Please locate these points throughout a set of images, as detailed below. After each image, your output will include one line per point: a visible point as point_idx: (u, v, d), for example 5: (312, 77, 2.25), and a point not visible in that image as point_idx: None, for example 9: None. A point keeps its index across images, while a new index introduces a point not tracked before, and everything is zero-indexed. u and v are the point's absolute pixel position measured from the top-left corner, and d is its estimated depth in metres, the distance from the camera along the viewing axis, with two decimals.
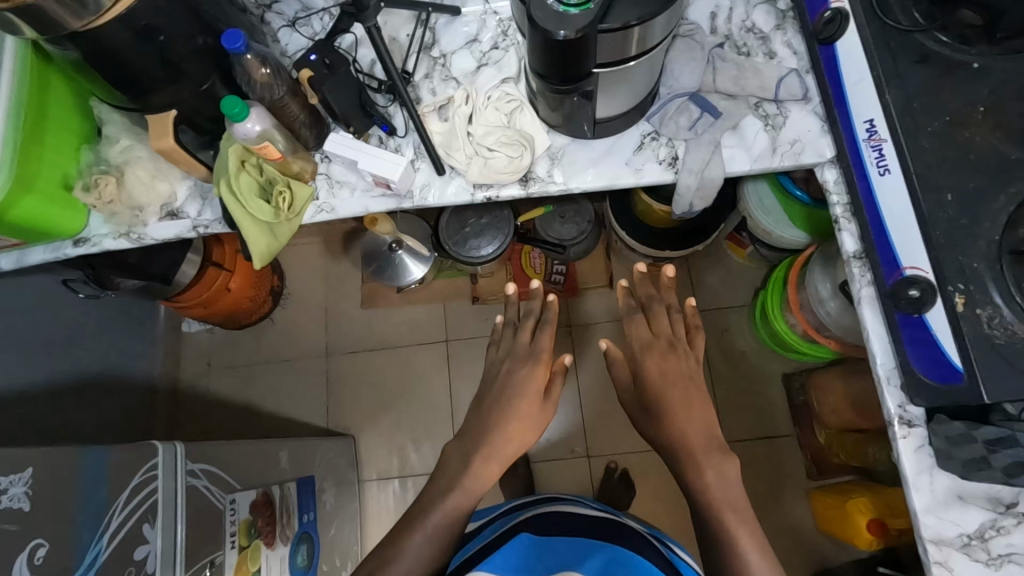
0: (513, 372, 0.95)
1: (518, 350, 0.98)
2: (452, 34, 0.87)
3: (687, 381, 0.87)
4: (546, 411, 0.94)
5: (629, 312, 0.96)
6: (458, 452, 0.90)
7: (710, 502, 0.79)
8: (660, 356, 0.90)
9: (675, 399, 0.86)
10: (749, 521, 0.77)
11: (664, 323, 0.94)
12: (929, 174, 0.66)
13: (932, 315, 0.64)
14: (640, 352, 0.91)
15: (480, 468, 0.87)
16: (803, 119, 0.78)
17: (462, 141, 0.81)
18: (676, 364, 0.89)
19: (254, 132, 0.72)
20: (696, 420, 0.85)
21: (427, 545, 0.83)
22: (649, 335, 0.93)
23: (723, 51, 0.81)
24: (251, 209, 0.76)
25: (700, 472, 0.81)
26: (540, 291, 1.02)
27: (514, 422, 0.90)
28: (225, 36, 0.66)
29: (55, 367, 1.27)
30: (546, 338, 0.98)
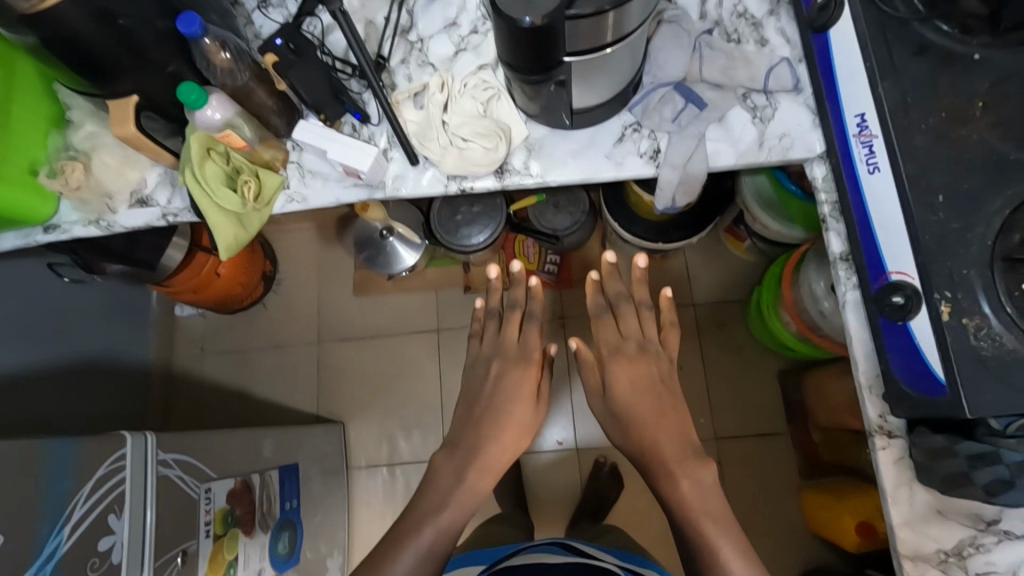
0: (503, 373, 0.90)
1: (506, 345, 0.92)
2: (430, 19, 0.83)
3: (653, 387, 0.85)
4: (537, 414, 0.91)
5: (601, 314, 0.92)
6: (448, 464, 0.87)
7: (687, 512, 0.78)
8: (629, 363, 0.87)
9: (647, 408, 0.84)
10: (722, 523, 0.76)
11: (633, 324, 0.90)
12: (922, 173, 0.62)
13: (916, 323, 0.60)
14: (611, 356, 0.88)
15: (481, 480, 0.86)
16: (793, 111, 0.74)
17: (436, 130, 0.78)
18: (639, 371, 0.86)
19: (216, 120, 0.71)
20: (666, 428, 0.83)
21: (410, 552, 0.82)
22: (618, 338, 0.89)
23: (711, 38, 0.77)
24: (217, 198, 0.74)
25: (674, 484, 0.79)
26: (522, 277, 0.95)
27: (509, 433, 0.87)
28: (180, 19, 0.63)
29: (44, 349, 1.27)
30: (531, 335, 0.93)
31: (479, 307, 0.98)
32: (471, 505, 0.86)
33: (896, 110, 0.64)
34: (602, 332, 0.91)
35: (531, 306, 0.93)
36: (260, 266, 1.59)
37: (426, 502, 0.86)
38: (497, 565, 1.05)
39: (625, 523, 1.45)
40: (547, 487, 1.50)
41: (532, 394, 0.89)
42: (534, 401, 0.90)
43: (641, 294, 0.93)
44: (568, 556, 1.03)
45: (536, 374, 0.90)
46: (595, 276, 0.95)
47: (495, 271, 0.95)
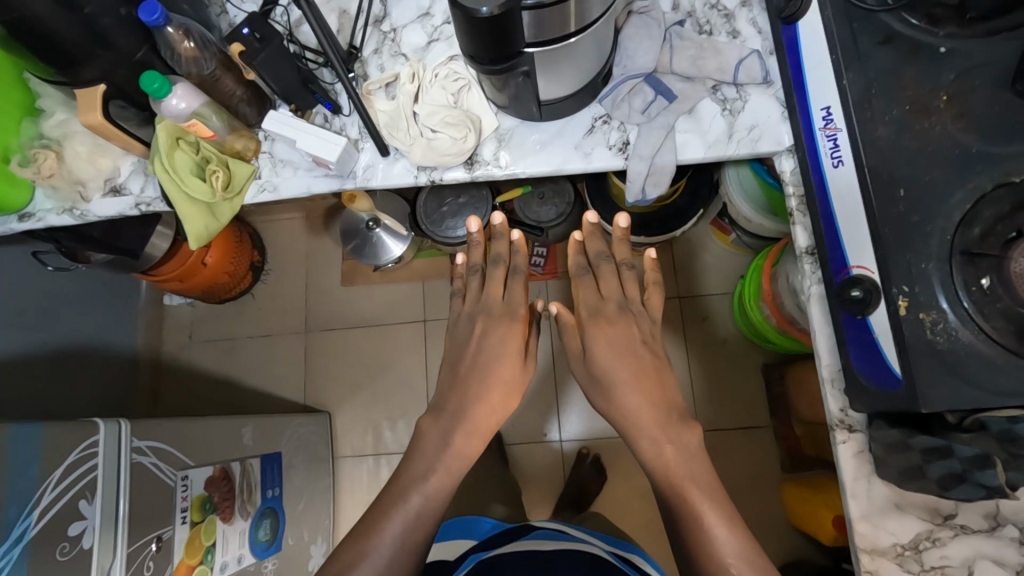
0: (489, 330, 0.88)
1: (490, 300, 0.90)
2: (403, 8, 0.83)
3: (632, 349, 0.86)
4: (524, 377, 0.88)
5: (580, 276, 0.94)
6: (435, 428, 0.84)
7: (672, 479, 0.76)
8: (605, 324, 0.88)
9: (625, 370, 0.84)
10: (706, 489, 0.75)
11: (609, 287, 0.91)
12: (883, 166, 0.62)
13: (875, 317, 0.60)
14: (593, 324, 0.88)
15: (468, 443, 0.82)
16: (762, 103, 0.73)
17: (406, 120, 0.78)
18: (616, 334, 0.87)
19: (180, 109, 0.72)
20: (642, 395, 0.82)
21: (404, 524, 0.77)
22: (598, 297, 0.91)
23: (682, 29, 0.76)
24: (185, 187, 0.74)
25: (659, 449, 0.79)
26: (504, 231, 0.93)
27: (496, 390, 0.85)
28: (142, 7, 0.63)
29: (31, 338, 1.28)
30: (515, 293, 0.91)
31: (460, 260, 0.96)
32: (458, 470, 0.82)
33: (859, 103, 0.64)
34: (581, 289, 0.93)
35: (516, 258, 0.93)
36: (247, 254, 1.59)
37: (414, 467, 0.82)
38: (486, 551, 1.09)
39: (607, 515, 1.46)
40: (530, 477, 1.52)
41: (519, 346, 0.87)
42: (520, 357, 0.87)
43: (621, 252, 0.96)
44: (555, 543, 1.06)
45: (523, 331, 0.88)
46: (578, 237, 0.97)
47: (476, 224, 0.94)
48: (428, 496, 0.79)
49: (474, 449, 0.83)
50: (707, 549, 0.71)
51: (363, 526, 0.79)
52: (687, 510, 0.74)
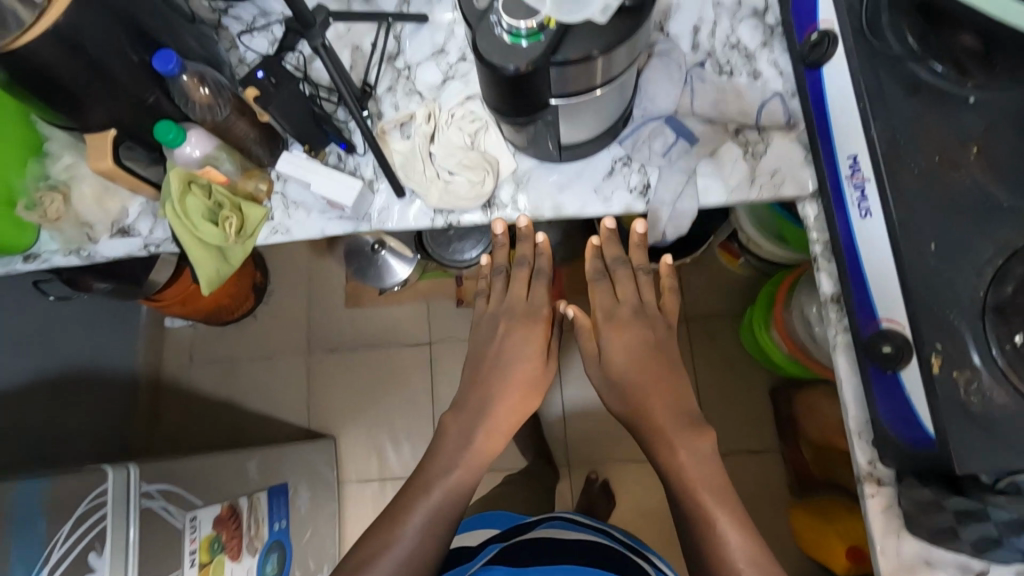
0: (508, 332, 0.86)
1: (510, 302, 0.87)
2: (418, 45, 0.82)
3: (648, 355, 0.82)
4: (540, 381, 0.86)
5: (597, 280, 0.88)
6: (455, 425, 0.84)
7: (684, 481, 0.75)
8: (623, 330, 0.84)
9: (638, 373, 0.82)
10: (716, 490, 0.74)
11: (625, 291, 0.86)
12: (913, 219, 0.60)
13: (906, 373, 0.60)
14: (610, 328, 0.84)
15: (487, 443, 0.83)
16: (785, 147, 0.72)
17: (422, 161, 0.76)
18: (631, 337, 0.83)
19: (194, 157, 0.70)
20: (658, 400, 0.80)
21: (424, 519, 0.78)
22: (612, 301, 0.86)
23: (703, 70, 0.76)
24: (198, 232, 0.72)
25: (671, 452, 0.77)
26: (529, 234, 0.86)
27: (514, 391, 0.84)
28: (156, 56, 0.61)
29: (32, 366, 1.25)
30: (538, 293, 0.87)
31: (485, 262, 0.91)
32: (480, 465, 0.83)
33: (889, 153, 0.62)
34: (597, 294, 0.87)
35: (539, 261, 0.87)
36: (248, 276, 1.54)
37: (433, 495, 0.80)
38: (506, 538, 0.99)
39: None
40: None
41: (540, 349, 0.85)
42: (542, 358, 0.85)
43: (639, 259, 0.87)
44: (584, 535, 0.96)
45: (545, 336, 0.85)
46: (595, 242, 0.89)
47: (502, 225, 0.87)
48: (446, 494, 0.80)
49: (495, 445, 0.84)
50: (716, 551, 0.71)
51: (392, 510, 0.79)
52: (699, 512, 0.74)
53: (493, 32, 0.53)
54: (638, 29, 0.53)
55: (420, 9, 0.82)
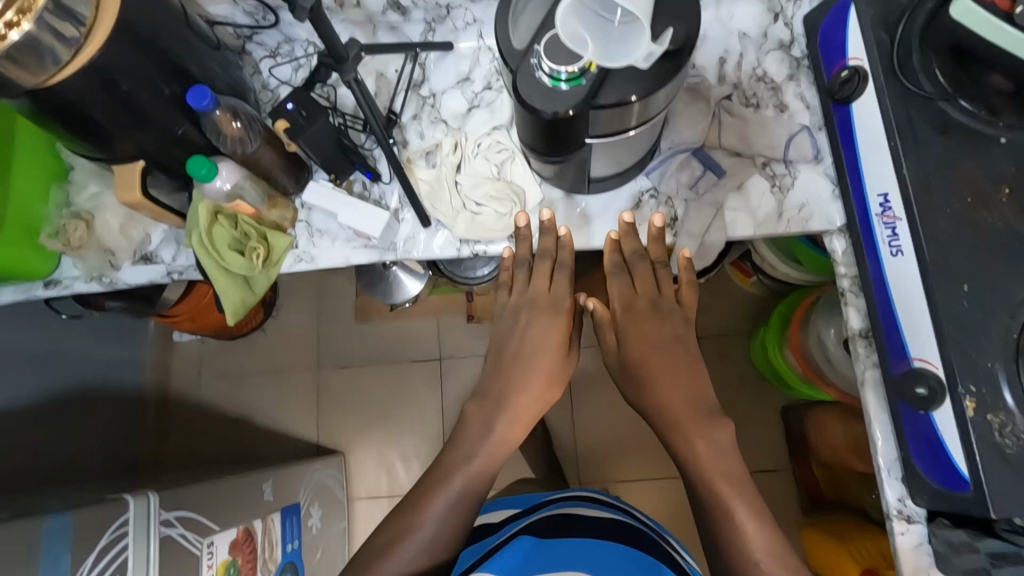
0: (526, 329, 0.80)
1: (530, 295, 0.80)
2: (443, 72, 0.82)
3: (669, 350, 0.77)
4: (558, 378, 0.81)
5: (615, 274, 0.77)
6: (478, 414, 0.81)
7: (702, 471, 0.74)
8: (642, 322, 0.77)
9: (657, 368, 0.77)
10: (734, 479, 0.73)
11: (642, 285, 0.77)
12: (945, 260, 0.61)
13: (939, 415, 0.60)
14: (630, 324, 0.78)
15: (511, 429, 0.80)
16: (812, 182, 0.73)
17: (449, 192, 0.76)
18: (652, 331, 0.77)
19: (224, 190, 0.70)
20: (677, 393, 0.76)
21: (445, 509, 0.76)
22: (629, 292, 0.77)
23: (730, 103, 0.76)
24: (224, 262, 0.71)
25: (688, 443, 0.75)
26: (552, 226, 0.75)
27: (537, 382, 0.80)
28: (190, 93, 0.61)
29: (44, 384, 1.24)
30: (559, 287, 0.79)
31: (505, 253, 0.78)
32: (503, 452, 0.80)
33: (920, 193, 0.62)
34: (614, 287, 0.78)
35: (561, 255, 0.76)
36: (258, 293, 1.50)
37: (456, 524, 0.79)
38: (529, 511, 1.00)
39: None
40: None
41: (561, 346, 0.80)
42: (564, 352, 0.80)
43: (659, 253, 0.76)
44: (606, 513, 0.97)
45: (565, 332, 0.80)
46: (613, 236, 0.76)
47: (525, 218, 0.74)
48: (468, 482, 0.78)
49: (516, 436, 0.81)
50: (734, 540, 0.71)
51: (412, 501, 0.78)
52: (713, 504, 0.72)
53: (535, 76, 0.53)
54: (679, 74, 0.53)
55: (444, 36, 0.82)
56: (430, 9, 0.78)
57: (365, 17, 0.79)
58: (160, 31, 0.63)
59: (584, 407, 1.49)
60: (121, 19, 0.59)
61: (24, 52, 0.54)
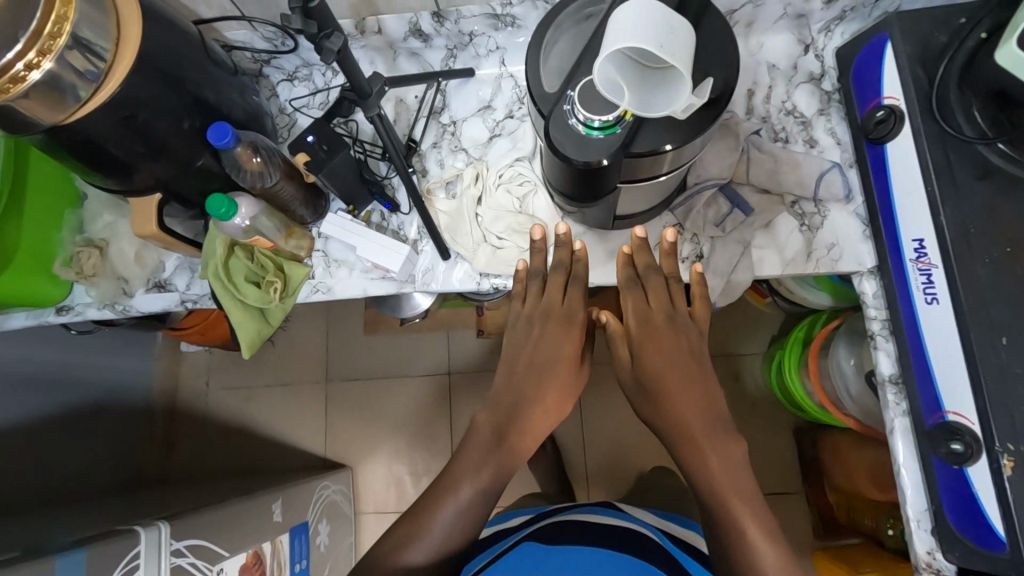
0: (536, 342, 0.77)
1: (542, 305, 0.75)
2: (464, 100, 0.80)
3: (683, 363, 0.74)
4: (566, 390, 0.78)
5: (627, 287, 0.73)
6: (488, 422, 0.77)
7: (715, 487, 0.69)
8: (655, 336, 0.74)
9: (672, 382, 0.73)
10: (747, 494, 0.68)
11: (657, 299, 0.73)
12: (983, 311, 0.59)
13: (974, 470, 0.58)
14: (645, 339, 0.74)
15: (522, 443, 0.77)
16: (842, 222, 0.71)
17: (469, 225, 0.75)
18: (669, 345, 0.74)
19: (243, 228, 0.66)
20: (689, 406, 0.73)
21: (456, 516, 0.72)
22: (643, 306, 0.73)
23: (760, 137, 0.74)
24: (241, 294, 0.70)
25: (702, 460, 0.71)
26: (568, 240, 0.73)
27: (552, 390, 0.77)
28: (212, 130, 0.59)
29: (54, 399, 1.23)
30: (574, 298, 0.74)
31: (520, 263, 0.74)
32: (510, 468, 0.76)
33: (958, 241, 0.60)
34: (629, 301, 0.74)
35: (576, 268, 0.73)
36: None
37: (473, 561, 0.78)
38: (543, 517, 1.00)
39: None
40: None
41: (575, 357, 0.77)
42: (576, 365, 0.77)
43: (671, 269, 0.73)
44: (617, 522, 0.95)
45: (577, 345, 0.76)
46: (625, 250, 0.73)
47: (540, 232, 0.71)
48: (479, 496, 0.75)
49: (525, 450, 0.77)
50: (745, 558, 0.66)
51: (419, 508, 0.74)
52: (725, 518, 0.68)
53: (570, 124, 0.51)
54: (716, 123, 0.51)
55: (466, 62, 0.80)
56: (453, 37, 0.76)
57: (386, 44, 0.77)
58: (180, 64, 0.62)
59: (595, 428, 1.44)
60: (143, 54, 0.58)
61: (44, 90, 0.53)
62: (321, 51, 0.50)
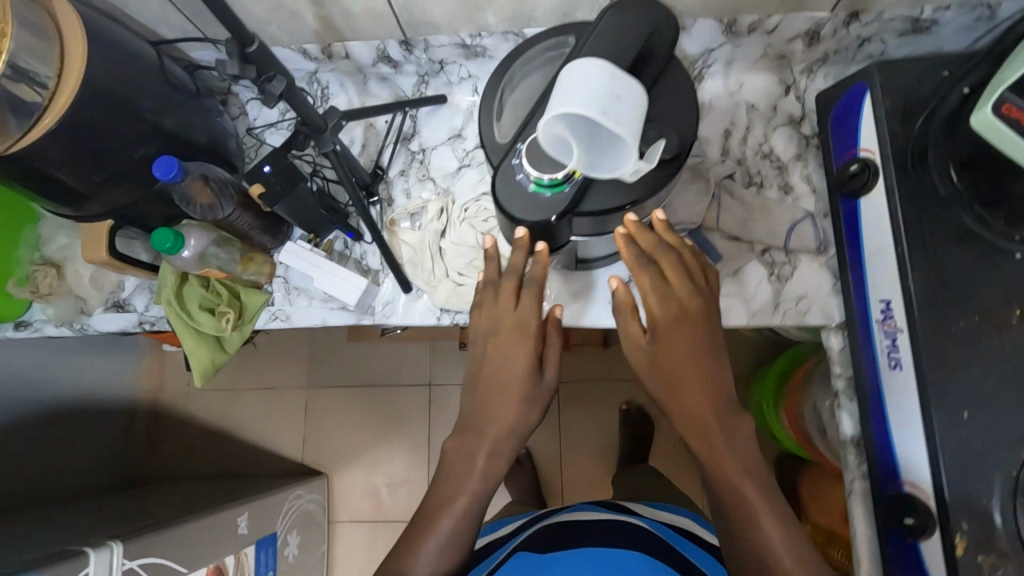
0: (488, 354, 0.62)
1: (491, 320, 0.63)
2: (434, 126, 0.78)
3: (704, 346, 0.56)
4: (531, 403, 0.60)
5: (642, 264, 0.57)
6: (456, 453, 0.60)
7: (739, 493, 0.52)
8: (675, 322, 0.56)
9: (690, 373, 0.55)
10: (774, 492, 0.52)
11: (677, 277, 0.56)
12: (945, 382, 0.57)
13: (927, 546, 0.57)
14: (664, 324, 0.56)
15: (493, 465, 0.59)
16: (812, 274, 0.69)
17: (432, 258, 0.73)
18: (692, 333, 0.56)
19: (191, 260, 0.66)
20: (710, 393, 0.55)
21: (440, 558, 0.56)
22: (662, 285, 0.56)
23: (732, 182, 0.72)
24: (192, 322, 0.70)
25: (724, 458, 0.53)
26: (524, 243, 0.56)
27: (511, 403, 0.60)
28: (157, 164, 0.57)
29: (41, 398, 1.22)
30: (526, 304, 0.61)
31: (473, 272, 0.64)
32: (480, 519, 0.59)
33: (924, 306, 0.58)
34: (645, 278, 0.57)
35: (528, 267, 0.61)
36: None
37: None
38: (537, 522, 0.92)
39: None
40: None
41: (528, 370, 0.60)
42: (533, 370, 0.60)
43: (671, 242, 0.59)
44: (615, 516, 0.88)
45: (533, 350, 0.61)
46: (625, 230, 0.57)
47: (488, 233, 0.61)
48: None
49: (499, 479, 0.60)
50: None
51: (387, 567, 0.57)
52: (751, 544, 0.51)
53: (516, 181, 0.50)
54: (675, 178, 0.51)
55: (438, 89, 0.78)
56: (423, 64, 0.74)
57: (355, 68, 0.75)
58: (135, 92, 0.61)
59: (575, 453, 1.38)
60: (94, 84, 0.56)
61: None
62: (264, 93, 0.49)
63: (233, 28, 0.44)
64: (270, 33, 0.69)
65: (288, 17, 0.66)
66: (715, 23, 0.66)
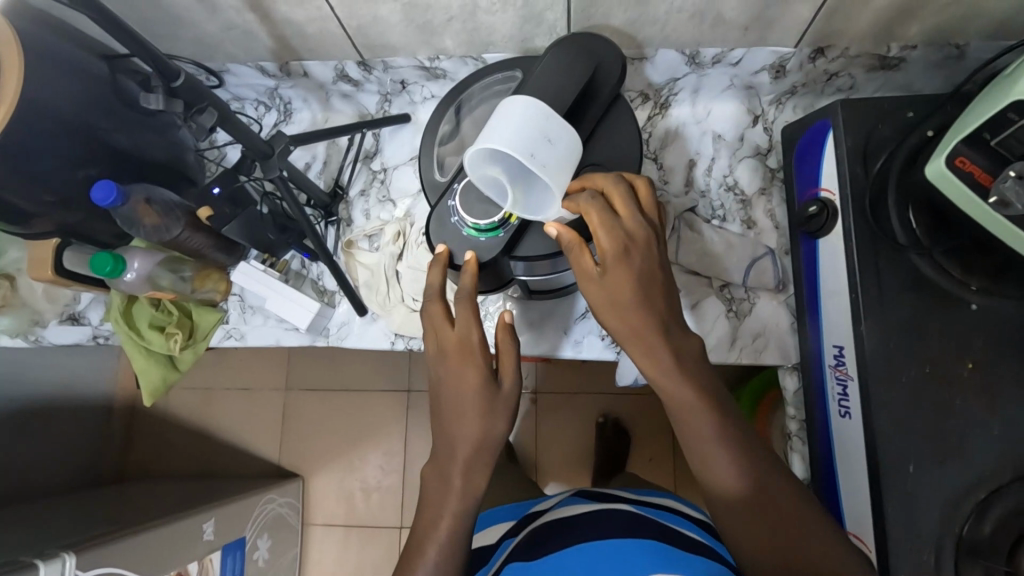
0: (436, 378, 0.55)
1: (436, 343, 0.56)
2: (397, 146, 0.77)
3: (651, 277, 0.48)
4: (496, 408, 0.53)
5: (585, 196, 0.47)
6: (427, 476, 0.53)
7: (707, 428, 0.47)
8: (623, 259, 0.47)
9: (643, 310, 0.47)
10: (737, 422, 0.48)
11: (622, 205, 0.48)
12: (894, 434, 0.55)
13: None
14: (615, 259, 0.47)
15: (467, 484, 0.52)
16: (771, 311, 0.69)
17: (388, 281, 0.72)
18: (642, 267, 0.47)
19: (134, 282, 0.65)
20: (661, 321, 0.48)
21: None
22: (611, 216, 0.47)
23: (694, 216, 0.70)
24: (142, 341, 0.70)
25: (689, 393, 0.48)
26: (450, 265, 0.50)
27: (471, 419, 0.52)
28: (96, 188, 0.56)
29: (10, 395, 1.18)
30: (462, 318, 0.54)
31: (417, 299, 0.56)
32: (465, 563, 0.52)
33: (876, 356, 0.57)
34: (591, 210, 0.47)
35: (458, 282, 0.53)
36: None
37: None
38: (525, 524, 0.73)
39: None
40: None
41: (481, 383, 0.53)
42: (488, 383, 0.53)
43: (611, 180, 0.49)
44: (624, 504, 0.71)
45: (483, 362, 0.53)
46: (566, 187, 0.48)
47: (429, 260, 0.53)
48: None
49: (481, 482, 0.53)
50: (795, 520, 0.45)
51: None
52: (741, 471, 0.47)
53: (451, 224, 0.51)
54: None
55: (401, 108, 0.76)
56: (385, 84, 0.73)
57: (316, 85, 0.74)
58: (84, 111, 0.60)
59: (564, 479, 1.20)
60: (43, 106, 0.55)
61: None
62: (196, 126, 0.51)
63: (158, 66, 0.45)
64: (228, 49, 0.68)
65: (242, 36, 0.65)
66: (677, 54, 0.65)
